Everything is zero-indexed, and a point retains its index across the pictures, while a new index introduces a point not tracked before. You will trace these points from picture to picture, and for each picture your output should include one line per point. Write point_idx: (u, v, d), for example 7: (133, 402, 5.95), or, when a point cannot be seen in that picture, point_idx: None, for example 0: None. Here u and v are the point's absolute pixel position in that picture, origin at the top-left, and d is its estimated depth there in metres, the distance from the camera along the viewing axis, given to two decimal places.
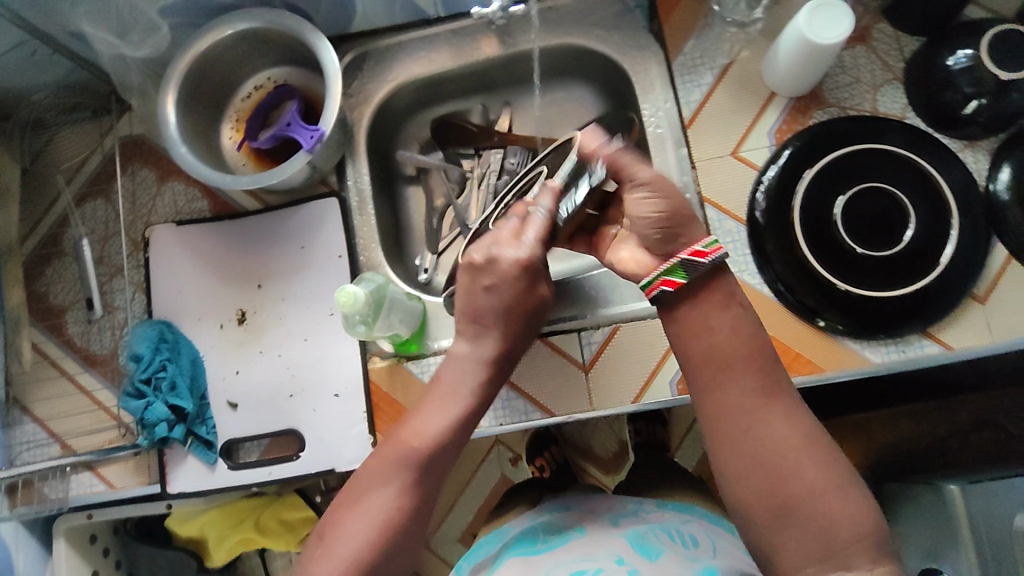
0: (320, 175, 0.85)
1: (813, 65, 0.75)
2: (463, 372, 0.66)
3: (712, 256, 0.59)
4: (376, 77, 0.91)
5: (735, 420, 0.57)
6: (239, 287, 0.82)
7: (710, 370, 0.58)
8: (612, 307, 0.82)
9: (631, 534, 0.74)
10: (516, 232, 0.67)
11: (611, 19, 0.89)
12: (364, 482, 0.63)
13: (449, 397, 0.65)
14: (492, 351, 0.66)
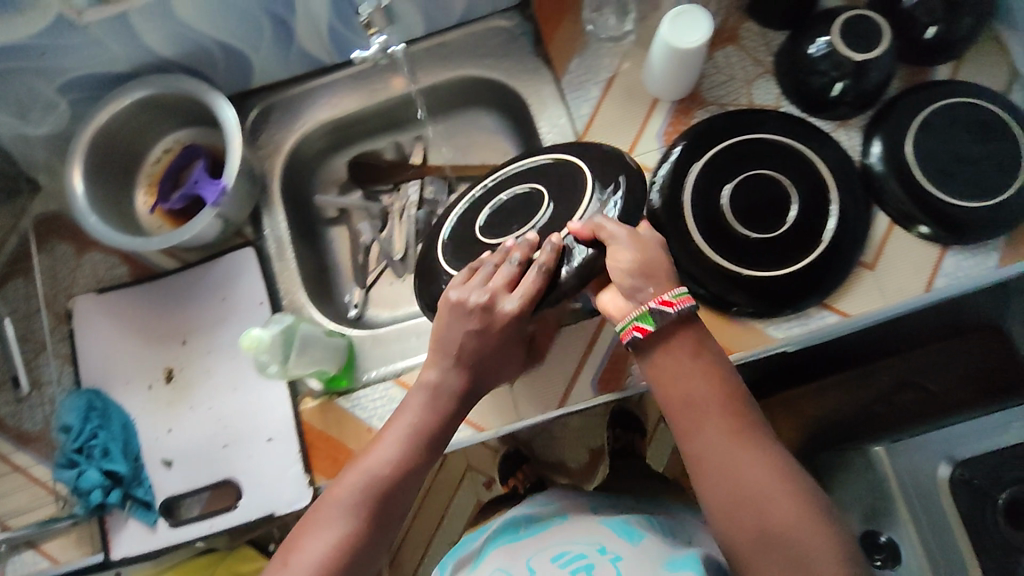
0: (234, 227, 0.87)
1: (684, 68, 0.80)
2: (428, 403, 0.68)
3: (679, 306, 0.61)
4: (284, 127, 0.94)
5: (717, 462, 0.59)
6: (164, 347, 0.84)
7: (680, 407, 0.62)
8: None
9: (614, 523, 0.77)
10: (511, 278, 0.66)
11: (500, 47, 0.93)
12: (315, 522, 0.62)
13: (413, 425, 0.67)
14: (459, 385, 0.68)
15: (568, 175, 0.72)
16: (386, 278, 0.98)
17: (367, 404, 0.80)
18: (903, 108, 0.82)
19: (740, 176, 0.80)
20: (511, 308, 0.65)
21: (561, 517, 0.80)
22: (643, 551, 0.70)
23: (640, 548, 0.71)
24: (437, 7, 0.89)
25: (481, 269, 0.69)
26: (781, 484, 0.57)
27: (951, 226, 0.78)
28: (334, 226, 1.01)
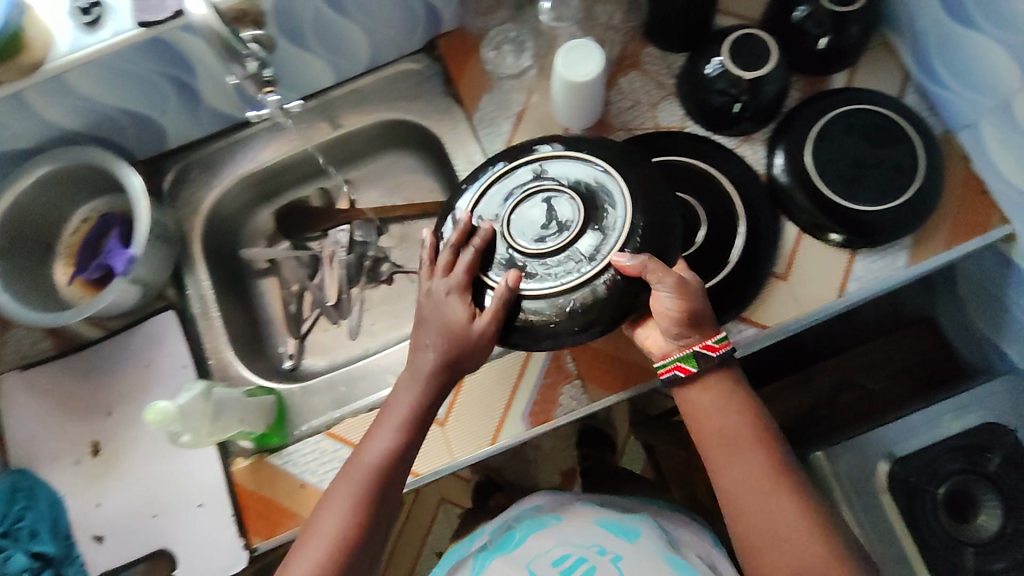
0: (156, 290, 0.87)
1: (585, 99, 0.81)
2: (407, 387, 0.69)
3: (722, 349, 0.66)
4: (202, 185, 0.94)
5: (748, 497, 0.63)
6: (90, 420, 0.83)
7: (711, 439, 0.66)
8: None
9: (606, 519, 0.83)
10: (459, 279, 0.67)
11: (412, 89, 0.95)
12: (322, 517, 0.65)
13: (395, 412, 0.68)
14: (430, 364, 0.68)
15: (599, 196, 0.65)
16: (321, 325, 0.99)
17: (300, 458, 0.79)
18: (802, 118, 0.84)
19: None
20: (478, 327, 0.65)
21: (555, 512, 0.86)
22: (639, 548, 0.77)
23: (637, 547, 0.77)
24: (343, 57, 0.90)
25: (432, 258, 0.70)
26: (796, 521, 0.61)
27: (859, 231, 0.80)
28: (265, 278, 1.00)
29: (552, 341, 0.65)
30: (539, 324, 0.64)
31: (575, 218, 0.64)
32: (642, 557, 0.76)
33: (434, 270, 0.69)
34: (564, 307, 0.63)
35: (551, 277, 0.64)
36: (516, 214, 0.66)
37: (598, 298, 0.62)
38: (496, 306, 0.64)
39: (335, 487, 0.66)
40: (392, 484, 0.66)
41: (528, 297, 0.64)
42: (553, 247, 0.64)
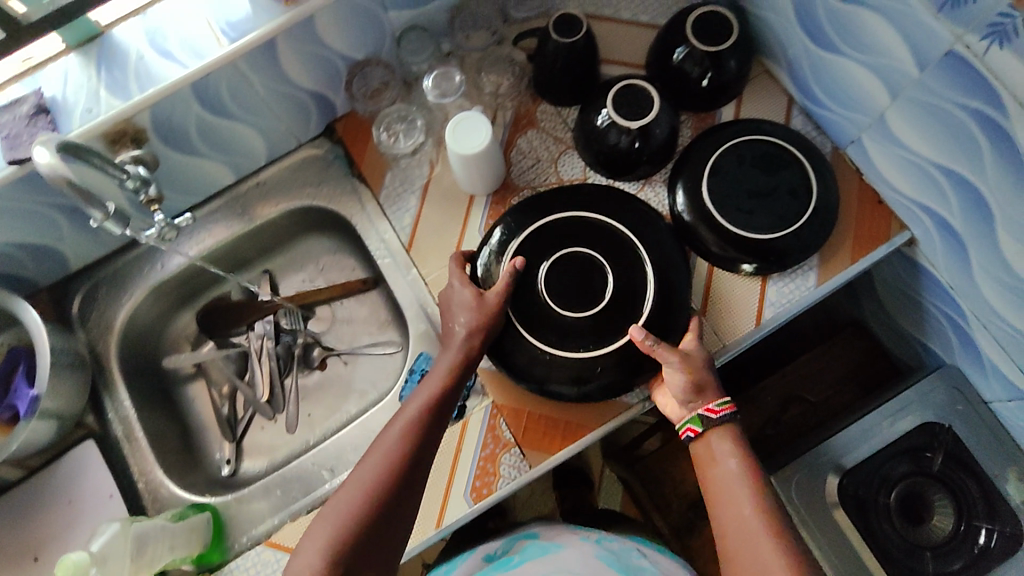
0: (73, 419, 0.84)
1: (482, 166, 0.82)
2: (441, 359, 0.77)
3: (723, 412, 0.72)
4: (112, 303, 0.92)
5: (743, 536, 0.64)
6: (13, 569, 0.79)
7: (727, 489, 0.68)
8: None
9: (608, 556, 0.80)
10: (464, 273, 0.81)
11: (318, 175, 0.95)
12: (357, 473, 0.69)
13: (428, 383, 0.76)
14: (460, 331, 0.77)
15: (635, 270, 0.78)
16: (256, 424, 0.96)
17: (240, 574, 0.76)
18: (698, 153, 0.85)
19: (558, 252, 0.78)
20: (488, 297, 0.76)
21: (556, 542, 0.83)
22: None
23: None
24: (239, 155, 0.91)
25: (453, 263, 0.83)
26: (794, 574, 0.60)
27: (769, 257, 0.81)
28: (192, 383, 0.98)
29: (577, 392, 0.77)
30: (558, 375, 0.77)
31: (608, 284, 0.77)
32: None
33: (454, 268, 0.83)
34: (591, 364, 0.75)
35: (583, 339, 0.76)
36: (558, 275, 0.77)
37: (613, 360, 0.75)
38: (534, 348, 0.76)
39: (365, 458, 0.70)
40: (424, 447, 0.71)
41: (555, 355, 0.75)
42: (565, 307, 0.76)
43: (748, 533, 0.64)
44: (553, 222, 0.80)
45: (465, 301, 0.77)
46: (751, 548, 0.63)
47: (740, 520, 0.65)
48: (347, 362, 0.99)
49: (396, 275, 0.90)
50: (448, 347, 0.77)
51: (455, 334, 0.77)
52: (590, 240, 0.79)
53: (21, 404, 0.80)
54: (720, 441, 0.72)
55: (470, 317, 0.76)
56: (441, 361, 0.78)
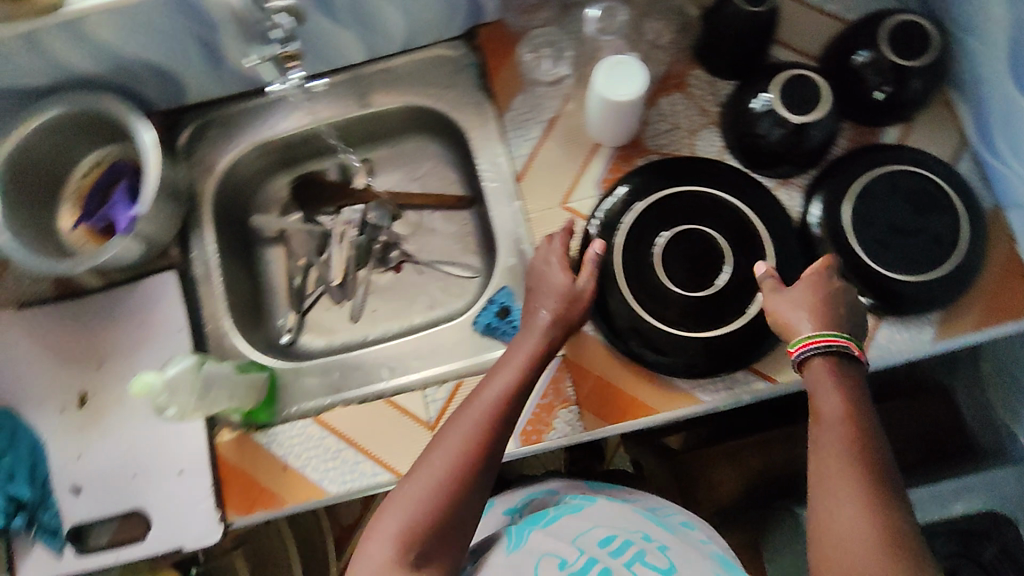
0: (159, 248, 0.85)
1: (622, 118, 0.77)
2: (520, 344, 0.72)
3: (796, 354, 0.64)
4: (220, 147, 0.92)
5: (836, 486, 0.55)
6: (78, 369, 0.82)
7: (820, 440, 0.58)
8: (452, 365, 0.83)
9: (645, 513, 0.79)
10: (564, 244, 0.79)
11: (446, 77, 0.92)
12: (437, 451, 0.62)
13: (508, 366, 0.70)
14: (546, 317, 0.73)
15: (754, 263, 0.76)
16: (323, 303, 0.99)
17: (284, 439, 0.80)
18: (845, 170, 0.79)
19: (679, 226, 0.77)
20: (580, 282, 0.75)
21: (587, 498, 0.81)
22: (681, 539, 0.73)
23: (679, 540, 0.73)
24: (377, 35, 0.88)
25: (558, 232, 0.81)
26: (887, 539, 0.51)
27: (887, 299, 0.75)
28: (273, 246, 1.00)
29: (664, 363, 0.75)
30: (650, 347, 0.75)
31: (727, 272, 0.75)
32: (688, 549, 0.71)
33: (556, 239, 0.79)
34: (686, 343, 0.74)
35: (684, 318, 0.75)
36: (674, 249, 0.77)
37: (709, 346, 0.74)
38: (635, 313, 0.75)
39: (441, 440, 0.63)
40: (507, 432, 0.66)
41: (653, 326, 0.75)
42: (676, 284, 0.75)
43: (838, 487, 0.55)
44: (676, 194, 0.79)
45: (556, 287, 0.75)
46: (830, 506, 0.54)
47: (830, 475, 0.56)
48: (422, 273, 1.00)
49: (498, 201, 0.87)
50: (531, 330, 0.73)
51: (539, 318, 0.73)
52: (713, 220, 0.78)
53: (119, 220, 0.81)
54: (819, 380, 0.61)
55: (557, 305, 0.74)
56: (521, 344, 0.72)
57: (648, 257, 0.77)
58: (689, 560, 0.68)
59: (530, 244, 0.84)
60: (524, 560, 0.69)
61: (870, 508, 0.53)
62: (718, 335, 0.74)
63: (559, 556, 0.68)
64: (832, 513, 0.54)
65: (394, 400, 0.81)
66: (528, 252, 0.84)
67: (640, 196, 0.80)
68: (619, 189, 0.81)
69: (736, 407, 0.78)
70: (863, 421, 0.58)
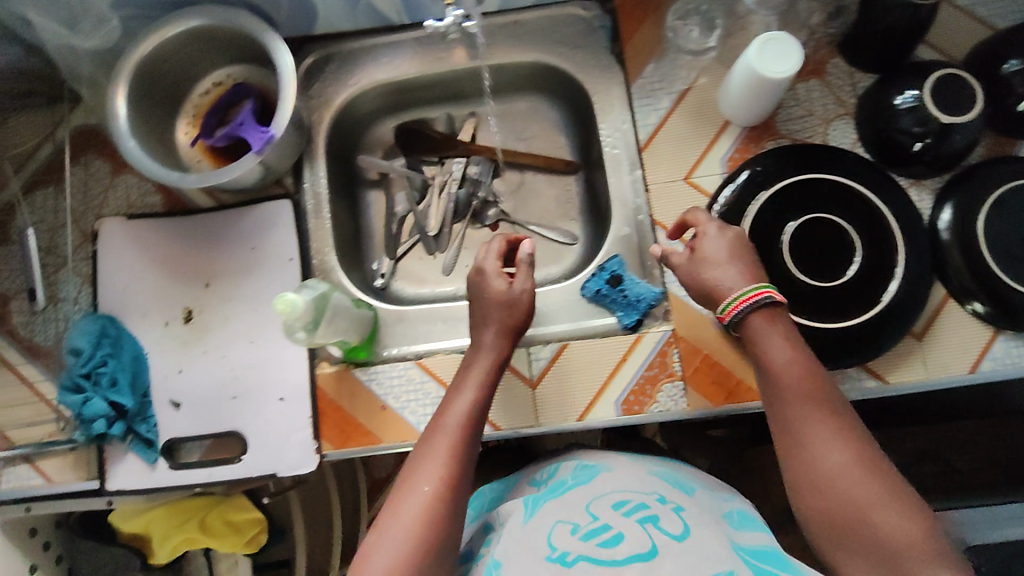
0: (275, 176, 0.85)
1: (766, 97, 0.76)
2: (474, 359, 0.73)
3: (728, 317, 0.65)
4: (338, 81, 0.91)
5: (801, 426, 0.60)
6: (186, 286, 0.82)
7: (774, 389, 0.62)
8: (551, 327, 0.84)
9: (663, 476, 0.73)
10: (500, 252, 0.78)
11: (575, 37, 0.90)
12: (420, 470, 0.62)
13: (465, 381, 0.71)
14: (496, 326, 0.74)
15: (886, 256, 0.75)
16: (417, 253, 0.98)
17: (385, 379, 0.80)
18: (982, 178, 0.77)
19: (808, 215, 0.77)
20: (522, 288, 0.75)
21: (604, 464, 0.75)
22: (700, 503, 0.69)
23: (696, 503, 0.68)
24: None
25: (489, 245, 0.79)
26: (859, 464, 0.57)
27: (1005, 310, 0.74)
28: (373, 190, 1.00)
29: None
30: None
31: (856, 264, 0.75)
32: (707, 512, 0.67)
33: (490, 252, 0.78)
34: (807, 333, 0.74)
35: (808, 308, 0.75)
36: (801, 241, 0.76)
37: (830, 337, 0.74)
38: None
39: (420, 459, 0.63)
40: (475, 440, 0.66)
41: None
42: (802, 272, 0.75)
43: (801, 429, 0.60)
44: (801, 184, 0.78)
45: (501, 298, 0.74)
46: (816, 453, 0.58)
47: (791, 423, 0.60)
48: (518, 234, 0.99)
49: (617, 169, 0.86)
50: (481, 346, 0.73)
51: (487, 333, 0.73)
52: (846, 209, 0.77)
53: (249, 137, 0.77)
54: (762, 330, 0.63)
55: (502, 318, 0.74)
56: (473, 359, 0.73)
57: (776, 243, 0.76)
58: (707, 523, 0.64)
59: (647, 215, 0.83)
60: (536, 528, 0.66)
61: (832, 442, 0.58)
62: (842, 327, 0.74)
63: (570, 522, 0.65)
64: (821, 457, 0.58)
65: None
66: (644, 223, 0.83)
67: (767, 181, 0.79)
68: (740, 175, 0.80)
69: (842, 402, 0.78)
70: (807, 361, 0.62)
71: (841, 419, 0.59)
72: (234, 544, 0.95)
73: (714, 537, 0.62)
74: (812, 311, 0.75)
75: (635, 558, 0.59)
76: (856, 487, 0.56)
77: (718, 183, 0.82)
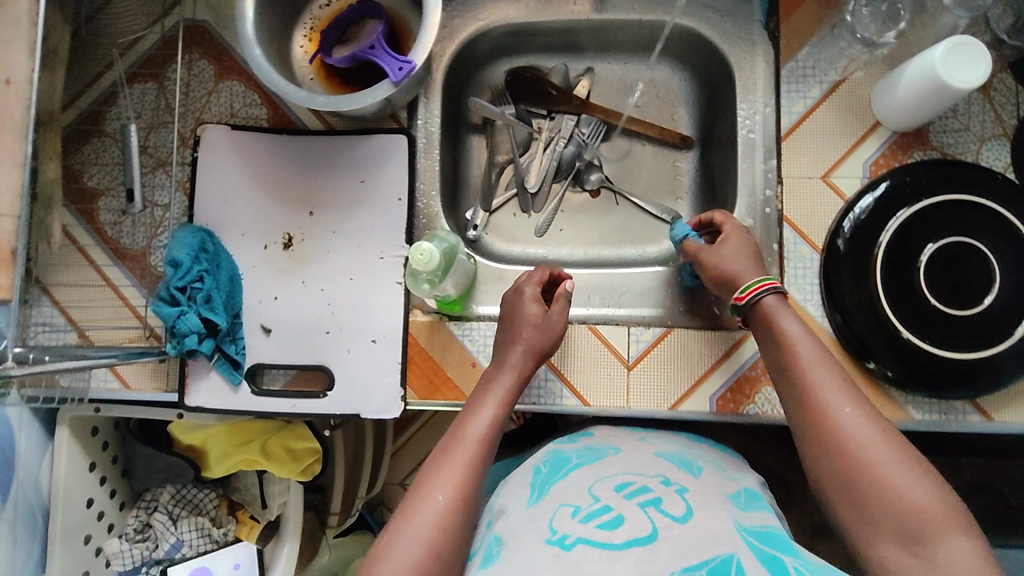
0: (391, 109, 0.80)
1: (933, 104, 0.71)
2: (497, 372, 0.71)
3: (747, 298, 0.69)
4: (465, 14, 0.85)
5: (822, 395, 0.61)
6: (290, 210, 0.79)
7: (793, 366, 0.64)
8: (619, 310, 0.82)
9: (669, 455, 0.69)
10: (540, 277, 0.76)
11: (728, 4, 0.83)
12: (436, 478, 0.61)
13: (486, 394, 0.69)
14: (522, 348, 0.71)
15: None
16: (511, 208, 0.94)
17: (479, 337, 0.78)
18: None
19: (948, 238, 0.73)
20: (555, 316, 0.73)
21: (613, 445, 0.71)
22: (706, 484, 0.63)
23: (702, 484, 0.63)
24: None
25: (531, 273, 0.77)
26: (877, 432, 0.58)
27: None
28: (475, 135, 0.95)
29: (895, 372, 0.73)
30: (886, 352, 0.73)
31: (992, 298, 0.72)
32: (713, 493, 0.61)
33: (531, 277, 0.76)
34: (927, 360, 0.72)
35: (932, 334, 0.72)
36: (938, 264, 0.73)
37: (951, 367, 0.72)
38: (882, 316, 0.73)
39: (436, 466, 0.62)
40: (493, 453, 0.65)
41: (897, 335, 0.72)
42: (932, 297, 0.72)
43: (820, 403, 0.61)
44: (950, 203, 0.73)
45: (532, 321, 0.72)
46: (837, 431, 0.59)
47: (812, 394, 0.62)
48: (618, 204, 0.94)
49: (749, 155, 0.81)
50: (505, 363, 0.71)
51: (513, 353, 0.71)
52: (991, 238, 0.73)
53: (383, 65, 0.71)
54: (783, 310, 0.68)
55: (530, 340, 0.71)
56: (494, 372, 0.71)
57: (910, 264, 0.73)
58: (710, 507, 0.59)
59: (775, 209, 0.80)
60: (535, 510, 0.60)
61: (850, 410, 0.59)
62: (963, 360, 0.72)
63: (572, 505, 0.59)
64: (836, 419, 0.59)
65: (602, 331, 0.78)
66: (770, 216, 0.79)
67: (917, 195, 0.74)
68: (881, 185, 0.75)
69: (939, 431, 0.77)
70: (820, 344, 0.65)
71: (858, 398, 0.60)
72: (289, 469, 0.93)
73: (717, 518, 0.57)
74: (936, 337, 0.72)
75: (634, 542, 0.54)
76: (877, 457, 0.56)
77: (856, 189, 0.77)
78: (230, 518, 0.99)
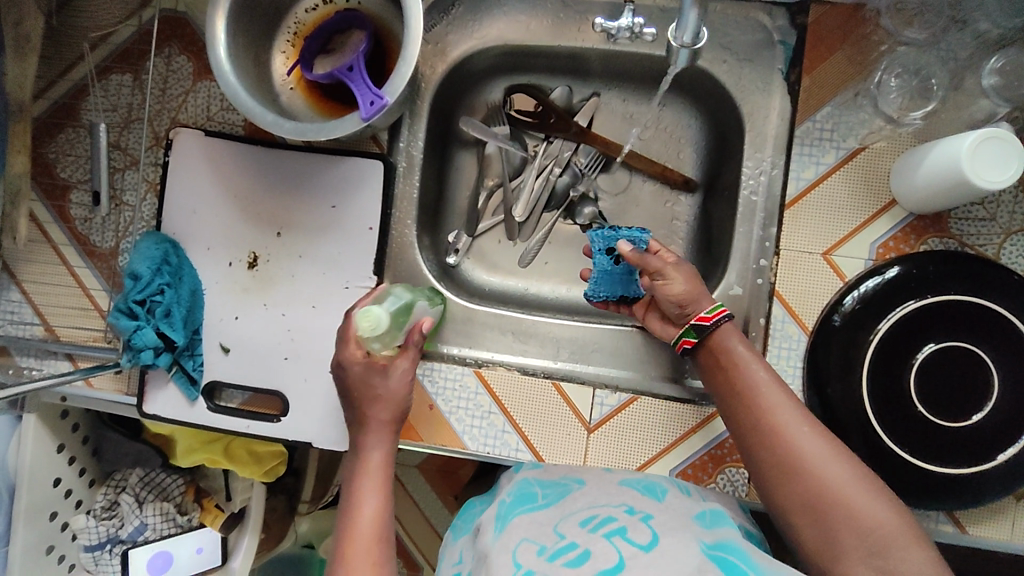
0: (372, 131, 0.76)
1: (955, 194, 0.64)
2: (370, 459, 0.64)
3: (715, 318, 0.65)
4: (462, 29, 0.79)
5: (775, 420, 0.59)
6: (258, 228, 0.76)
7: (742, 394, 0.62)
8: (586, 367, 0.79)
9: (633, 484, 0.67)
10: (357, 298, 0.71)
11: (748, 48, 0.75)
12: None
13: (369, 484, 0.62)
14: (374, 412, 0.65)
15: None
16: (496, 234, 0.90)
17: (439, 379, 0.76)
18: None
19: (946, 342, 0.67)
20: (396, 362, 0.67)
21: (578, 479, 0.69)
22: (670, 509, 0.61)
23: (665, 510, 0.61)
24: None
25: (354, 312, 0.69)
26: (833, 456, 0.56)
27: None
28: (467, 154, 0.90)
29: None
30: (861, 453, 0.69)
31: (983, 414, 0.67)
32: (677, 517, 0.60)
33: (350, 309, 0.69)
34: (904, 469, 0.67)
35: (913, 442, 0.68)
36: (933, 367, 0.67)
37: (930, 479, 0.67)
38: (864, 416, 0.68)
39: None
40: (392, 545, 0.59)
41: (877, 439, 0.68)
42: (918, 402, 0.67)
43: (775, 428, 0.59)
44: (957, 304, 0.67)
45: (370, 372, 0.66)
46: (801, 460, 0.57)
47: (769, 415, 0.60)
48: None
49: (748, 218, 0.76)
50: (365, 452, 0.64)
51: (371, 440, 0.65)
52: (995, 347, 0.67)
53: (357, 91, 0.67)
54: (733, 339, 0.65)
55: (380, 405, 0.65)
56: (357, 464, 0.64)
57: (904, 364, 0.68)
58: (674, 530, 0.56)
59: (768, 280, 0.75)
60: (501, 542, 0.58)
61: (807, 431, 0.58)
62: (945, 473, 0.67)
63: (536, 543, 0.57)
64: (795, 445, 0.57)
65: (565, 388, 0.76)
66: (762, 288, 0.75)
67: (922, 289, 0.68)
68: (889, 271, 0.69)
69: None
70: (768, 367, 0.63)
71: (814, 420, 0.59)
72: (252, 471, 0.94)
73: (679, 543, 0.55)
74: (918, 445, 0.68)
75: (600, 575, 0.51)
76: (837, 477, 0.55)
77: (858, 271, 0.71)
78: (194, 505, 1.01)
